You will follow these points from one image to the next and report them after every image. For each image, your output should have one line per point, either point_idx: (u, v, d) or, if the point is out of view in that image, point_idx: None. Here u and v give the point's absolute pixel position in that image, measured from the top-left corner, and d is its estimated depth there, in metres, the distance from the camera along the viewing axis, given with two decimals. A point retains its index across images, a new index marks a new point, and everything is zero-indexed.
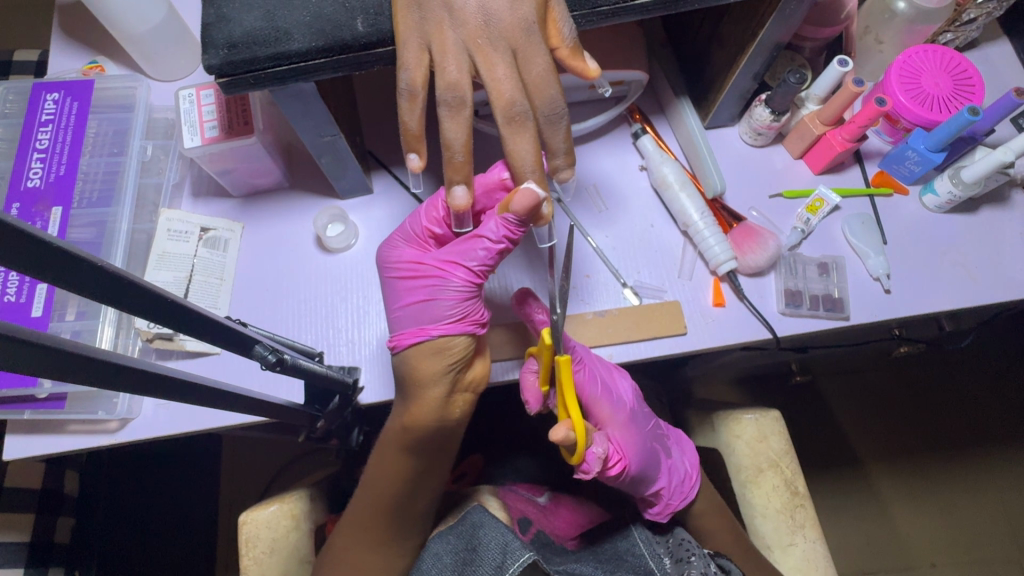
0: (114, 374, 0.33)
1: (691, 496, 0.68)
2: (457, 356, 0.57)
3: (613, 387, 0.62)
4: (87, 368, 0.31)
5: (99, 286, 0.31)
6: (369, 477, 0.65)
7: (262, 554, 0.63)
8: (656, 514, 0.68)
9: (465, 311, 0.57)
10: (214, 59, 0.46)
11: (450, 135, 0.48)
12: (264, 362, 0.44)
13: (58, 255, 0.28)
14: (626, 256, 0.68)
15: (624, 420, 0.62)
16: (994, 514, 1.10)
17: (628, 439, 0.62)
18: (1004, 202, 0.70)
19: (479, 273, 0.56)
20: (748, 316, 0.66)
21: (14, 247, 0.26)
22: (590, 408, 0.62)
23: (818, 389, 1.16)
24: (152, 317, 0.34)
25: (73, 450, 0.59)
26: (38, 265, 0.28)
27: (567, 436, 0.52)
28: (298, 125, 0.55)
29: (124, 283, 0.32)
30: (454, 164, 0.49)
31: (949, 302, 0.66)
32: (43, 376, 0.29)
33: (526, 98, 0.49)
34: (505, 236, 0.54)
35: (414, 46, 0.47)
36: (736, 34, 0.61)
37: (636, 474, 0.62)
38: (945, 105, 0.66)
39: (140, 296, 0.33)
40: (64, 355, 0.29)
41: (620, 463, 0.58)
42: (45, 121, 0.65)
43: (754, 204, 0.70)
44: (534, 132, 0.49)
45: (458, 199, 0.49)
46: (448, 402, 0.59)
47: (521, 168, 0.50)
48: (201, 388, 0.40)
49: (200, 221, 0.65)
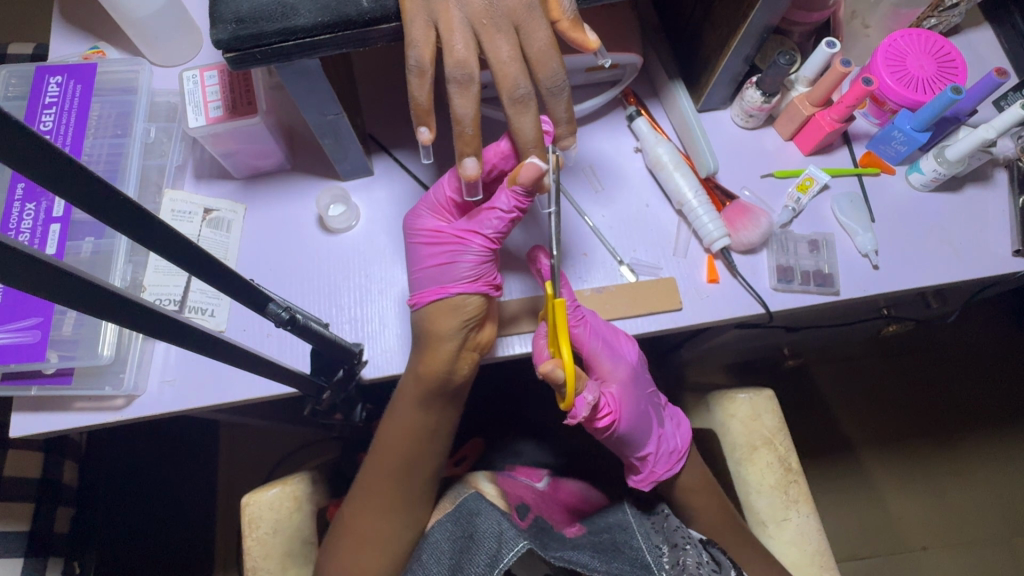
0: (138, 312, 0.34)
1: (676, 470, 0.68)
2: (471, 314, 0.60)
3: (614, 345, 0.64)
4: (115, 302, 0.32)
5: (126, 219, 0.32)
6: (379, 441, 0.67)
7: (266, 534, 0.64)
8: (637, 481, 0.68)
9: (480, 273, 0.60)
10: (222, 34, 0.47)
11: (460, 111, 0.49)
12: (277, 320, 0.46)
13: (88, 183, 0.30)
14: (622, 234, 0.70)
15: (625, 377, 0.64)
16: (982, 494, 1.13)
17: (623, 394, 0.63)
18: (988, 181, 0.72)
19: (494, 238, 0.60)
20: (742, 292, 0.67)
21: (50, 172, 0.28)
22: (589, 362, 0.63)
23: (808, 374, 1.18)
24: (174, 259, 0.36)
25: (79, 427, 0.60)
26: (69, 190, 0.29)
27: (554, 370, 0.54)
28: (302, 104, 0.56)
29: (149, 219, 0.33)
30: (465, 138, 0.50)
31: (935, 279, 0.68)
32: (74, 305, 0.31)
33: (528, 74, 0.50)
34: (516, 207, 0.57)
35: (421, 23, 0.48)
36: (728, 15, 0.63)
37: (625, 431, 0.63)
38: (928, 86, 0.68)
39: (164, 237, 0.35)
40: (91, 284, 0.30)
41: (606, 416, 0.61)
42: (49, 104, 0.65)
43: (745, 184, 0.72)
44: (536, 112, 0.51)
45: (469, 170, 0.51)
46: (458, 357, 0.61)
47: (523, 143, 0.52)
48: (219, 340, 0.41)
49: (204, 202, 0.67)
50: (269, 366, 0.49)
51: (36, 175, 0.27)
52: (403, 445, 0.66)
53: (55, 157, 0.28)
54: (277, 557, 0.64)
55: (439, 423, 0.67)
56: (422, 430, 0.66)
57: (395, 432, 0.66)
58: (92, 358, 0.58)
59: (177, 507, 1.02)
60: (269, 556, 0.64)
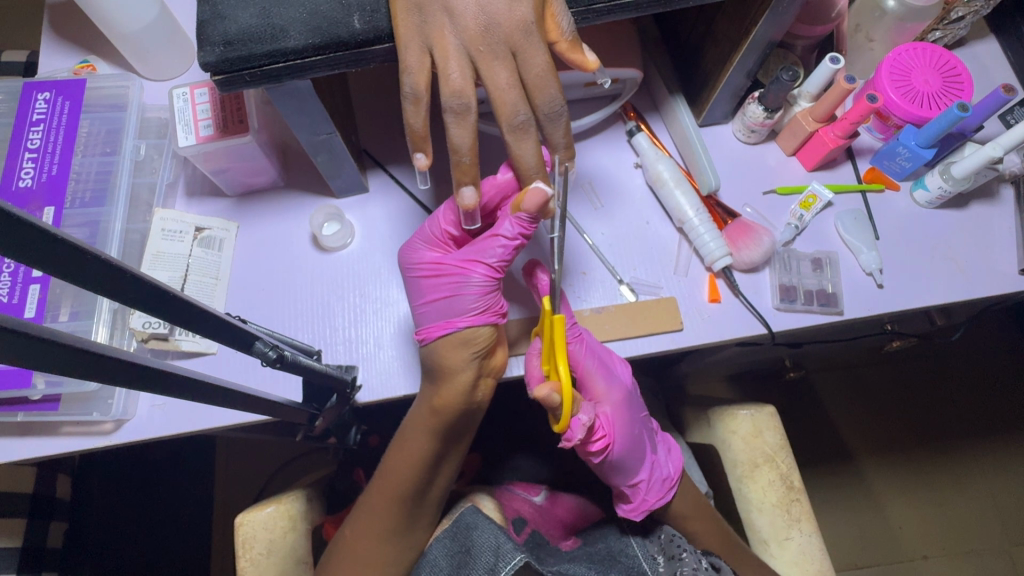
0: (120, 370, 0.33)
1: (666, 499, 0.67)
2: (481, 344, 0.58)
3: (609, 365, 0.62)
4: (85, 361, 0.31)
5: (105, 281, 0.31)
6: (385, 467, 0.65)
7: (259, 555, 0.63)
8: (624, 510, 0.67)
9: (488, 303, 0.58)
10: (210, 56, 0.46)
11: (457, 140, 0.48)
12: (264, 359, 0.44)
13: (63, 248, 0.28)
14: (622, 252, 0.69)
15: (619, 401, 0.62)
16: (984, 506, 1.11)
17: (617, 418, 0.62)
18: (993, 197, 0.71)
19: (500, 265, 0.58)
20: (742, 311, 0.66)
21: (22, 241, 0.27)
22: (583, 382, 0.62)
23: (810, 384, 1.17)
24: (151, 310, 0.34)
25: (67, 453, 0.58)
26: (41, 259, 0.28)
27: (550, 394, 0.51)
28: (294, 123, 0.55)
29: (130, 277, 0.32)
30: (461, 167, 0.49)
31: (940, 295, 0.67)
32: (39, 369, 0.29)
33: (523, 100, 0.49)
34: (520, 233, 0.56)
35: (416, 49, 0.47)
36: (730, 32, 0.61)
37: (615, 456, 0.62)
38: (934, 102, 0.66)
39: (139, 289, 0.33)
40: (69, 349, 0.29)
41: (599, 440, 0.60)
42: (37, 121, 0.64)
43: (748, 201, 0.71)
44: (536, 139, 0.50)
45: (466, 199, 0.50)
46: (476, 385, 0.60)
47: (525, 170, 0.51)
48: (206, 385, 0.40)
49: (195, 220, 0.65)
50: (258, 401, 0.48)
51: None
52: (407, 470, 0.64)
53: (15, 218, 0.26)
54: None
55: (446, 449, 0.65)
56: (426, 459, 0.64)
57: (399, 457, 0.64)
58: (77, 385, 0.57)
59: (171, 520, 1.01)
60: None
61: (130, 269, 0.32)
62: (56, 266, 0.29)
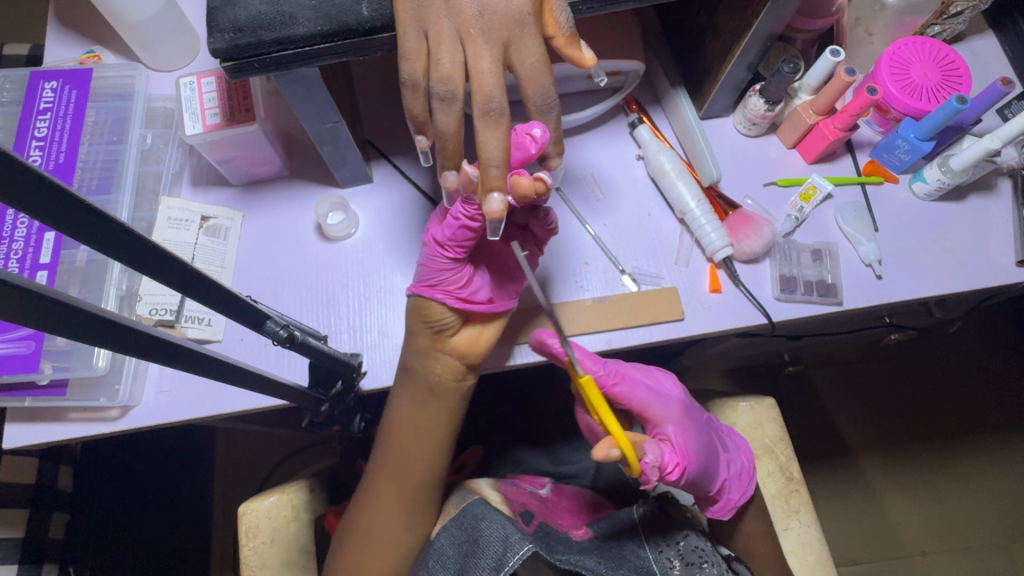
0: (135, 340, 0.33)
1: (751, 490, 0.67)
2: (431, 320, 0.60)
3: (659, 389, 0.64)
4: (106, 329, 0.31)
5: (127, 250, 0.32)
6: (389, 455, 0.66)
7: (263, 544, 0.64)
8: (714, 513, 0.67)
9: (438, 278, 0.60)
10: (219, 42, 0.46)
11: (442, 126, 0.48)
12: (275, 338, 0.45)
13: (91, 215, 0.29)
14: (623, 243, 0.69)
15: (680, 417, 0.63)
16: (981, 501, 1.12)
17: (686, 436, 0.62)
18: (991, 190, 0.71)
19: (454, 252, 0.58)
20: (744, 302, 0.67)
21: (51, 205, 0.27)
22: (644, 415, 0.64)
23: (808, 379, 1.17)
24: (169, 282, 0.35)
25: (73, 439, 0.59)
26: (65, 223, 0.28)
27: (609, 453, 0.51)
28: (300, 111, 0.55)
29: (151, 248, 0.33)
30: (445, 152, 0.50)
31: (939, 288, 0.68)
32: (63, 334, 0.29)
33: (503, 97, 0.47)
34: (463, 216, 0.55)
35: (416, 36, 0.47)
36: (731, 24, 0.62)
37: (699, 474, 0.61)
38: (933, 95, 0.67)
39: (159, 262, 0.33)
40: (87, 315, 0.30)
41: (677, 466, 0.58)
42: (43, 110, 0.64)
43: (749, 193, 0.72)
44: (507, 131, 0.47)
45: (448, 182, 0.51)
46: (432, 356, 0.62)
47: (485, 160, 0.47)
48: (217, 362, 0.41)
49: (201, 210, 0.65)
50: (266, 383, 0.49)
51: (30, 205, 0.26)
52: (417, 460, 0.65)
53: (46, 184, 0.27)
54: (274, 568, 0.64)
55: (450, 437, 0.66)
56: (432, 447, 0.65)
57: (402, 447, 0.65)
58: (87, 370, 0.57)
59: (173, 512, 1.01)
60: (265, 566, 0.64)
61: (150, 240, 0.33)
62: (81, 232, 0.29)
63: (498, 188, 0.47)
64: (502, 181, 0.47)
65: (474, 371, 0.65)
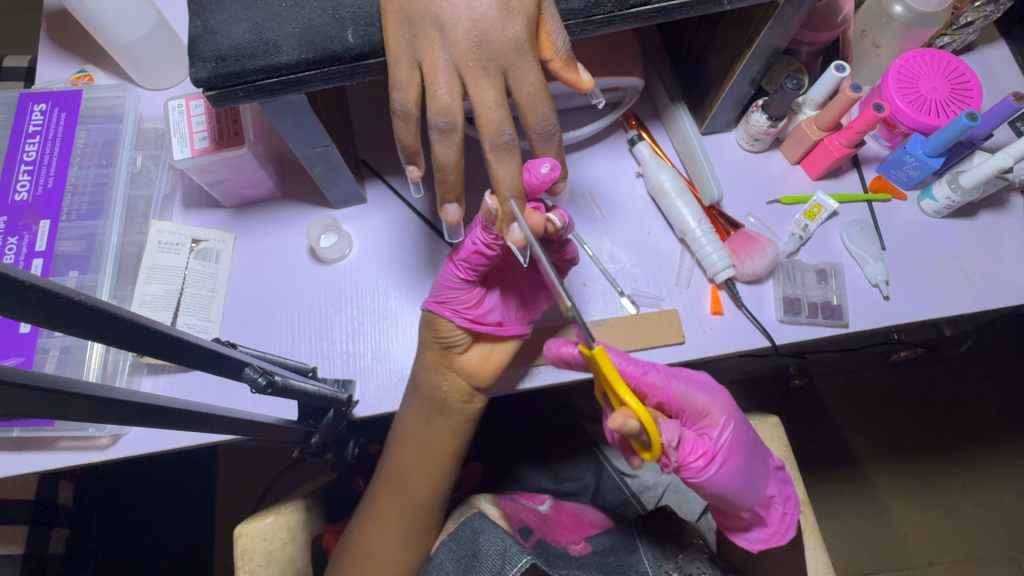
0: (98, 406, 0.33)
1: (801, 507, 0.61)
2: (442, 336, 0.59)
3: (693, 377, 0.58)
4: (63, 401, 0.31)
5: (80, 321, 0.31)
6: (385, 478, 0.65)
7: (258, 567, 0.62)
8: (766, 539, 0.59)
9: (448, 297, 0.58)
10: (202, 72, 0.45)
11: (441, 158, 0.47)
12: (255, 386, 0.44)
13: (36, 294, 0.28)
14: (623, 263, 0.68)
15: (725, 410, 0.56)
16: (991, 513, 1.10)
17: (732, 433, 0.55)
18: (1003, 206, 0.69)
19: (464, 272, 0.57)
20: (746, 324, 0.65)
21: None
22: (676, 411, 0.57)
23: (816, 389, 1.15)
24: (131, 346, 0.34)
25: (63, 467, 0.58)
26: (11, 304, 0.28)
27: (626, 421, 0.44)
28: (289, 136, 0.54)
29: (108, 315, 0.32)
30: (445, 184, 0.48)
31: (949, 307, 0.65)
32: (17, 412, 0.29)
33: (511, 127, 0.47)
34: (480, 244, 0.53)
35: (406, 64, 0.46)
36: (734, 40, 0.60)
37: (744, 476, 0.55)
38: (942, 110, 0.65)
39: (116, 325, 0.33)
40: (38, 392, 0.29)
41: (703, 457, 0.53)
42: (32, 133, 0.64)
43: (751, 211, 0.70)
44: (518, 162, 0.47)
45: (450, 216, 0.50)
46: (437, 373, 0.61)
47: (503, 192, 0.48)
48: (191, 411, 0.40)
49: (192, 232, 0.64)
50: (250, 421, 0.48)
51: None
52: (414, 484, 0.63)
53: None
54: None
55: (451, 461, 0.65)
56: (433, 470, 0.64)
57: (399, 470, 0.64)
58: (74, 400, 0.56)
59: (176, 525, 1.00)
60: None
61: (108, 306, 0.32)
62: (30, 311, 0.29)
63: (518, 219, 0.48)
64: (522, 212, 0.48)
65: (481, 394, 0.63)
